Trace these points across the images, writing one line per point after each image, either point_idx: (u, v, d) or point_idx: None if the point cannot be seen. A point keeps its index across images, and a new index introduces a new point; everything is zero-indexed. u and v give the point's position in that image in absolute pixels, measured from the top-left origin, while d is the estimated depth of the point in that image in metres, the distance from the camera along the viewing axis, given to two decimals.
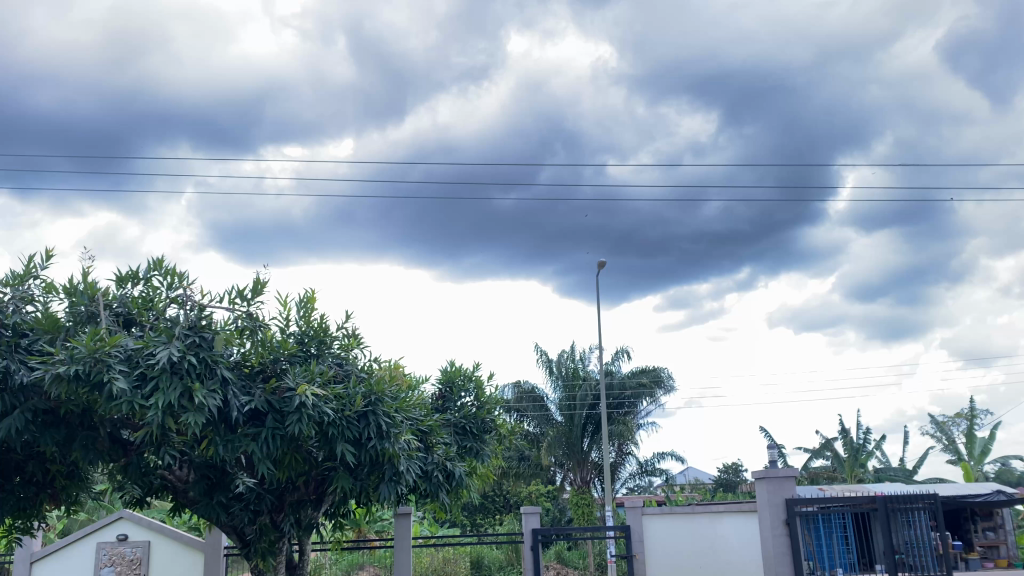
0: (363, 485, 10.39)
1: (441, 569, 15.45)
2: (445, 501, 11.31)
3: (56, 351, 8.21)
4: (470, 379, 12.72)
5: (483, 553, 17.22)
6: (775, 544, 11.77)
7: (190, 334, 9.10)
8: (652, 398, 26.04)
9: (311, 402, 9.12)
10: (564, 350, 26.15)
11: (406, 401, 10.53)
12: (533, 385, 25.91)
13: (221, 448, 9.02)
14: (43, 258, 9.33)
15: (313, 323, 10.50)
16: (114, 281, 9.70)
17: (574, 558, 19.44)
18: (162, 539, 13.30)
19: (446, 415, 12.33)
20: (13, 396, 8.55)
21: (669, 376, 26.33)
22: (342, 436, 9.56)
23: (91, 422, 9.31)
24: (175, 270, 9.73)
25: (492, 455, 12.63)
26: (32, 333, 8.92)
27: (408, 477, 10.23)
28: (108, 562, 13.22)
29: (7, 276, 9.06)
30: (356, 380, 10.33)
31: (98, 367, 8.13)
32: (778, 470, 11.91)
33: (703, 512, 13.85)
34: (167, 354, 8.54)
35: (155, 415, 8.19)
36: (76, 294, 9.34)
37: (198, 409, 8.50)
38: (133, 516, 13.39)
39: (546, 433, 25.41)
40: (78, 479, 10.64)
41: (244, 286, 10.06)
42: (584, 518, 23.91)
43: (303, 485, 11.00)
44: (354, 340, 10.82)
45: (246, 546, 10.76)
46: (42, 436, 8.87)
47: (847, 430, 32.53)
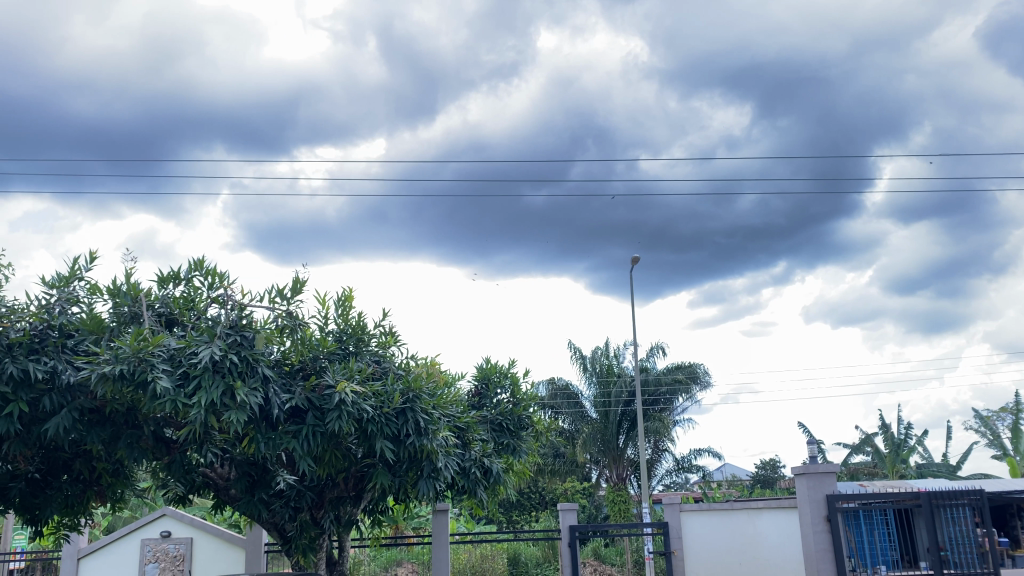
0: (402, 481, 10.45)
1: (478, 566, 15.49)
2: (483, 498, 11.33)
3: (101, 352, 8.36)
4: (506, 376, 12.71)
5: (520, 550, 17.29)
6: (817, 540, 11.45)
7: (231, 333, 9.21)
8: (688, 394, 25.85)
9: (350, 399, 9.22)
10: (599, 347, 26.09)
11: (444, 398, 10.56)
12: (567, 382, 25.87)
13: (263, 445, 9.13)
14: (88, 260, 9.48)
15: (351, 321, 10.59)
16: (156, 282, 9.84)
17: (612, 555, 19.43)
18: (203, 535, 13.49)
19: (483, 412, 12.35)
20: (60, 395, 8.73)
21: (705, 372, 26.12)
22: (382, 433, 9.61)
23: (135, 420, 9.45)
24: (215, 270, 9.85)
25: (529, 452, 12.60)
26: (78, 333, 9.09)
27: (446, 474, 10.28)
28: (152, 558, 13.46)
29: (53, 277, 9.24)
30: (394, 377, 10.38)
31: (141, 366, 8.27)
32: (818, 465, 11.68)
33: (742, 509, 13.66)
34: (209, 353, 8.65)
35: (198, 413, 8.31)
36: (119, 294, 9.48)
37: (240, 407, 8.59)
38: (176, 514, 13.62)
39: (581, 430, 25.33)
40: (123, 477, 10.82)
41: (283, 285, 10.16)
42: (620, 515, 23.76)
43: (343, 482, 11.07)
44: (391, 338, 10.89)
45: (286, 543, 10.87)
46: (88, 434, 9.06)
47: (887, 426, 32.04)
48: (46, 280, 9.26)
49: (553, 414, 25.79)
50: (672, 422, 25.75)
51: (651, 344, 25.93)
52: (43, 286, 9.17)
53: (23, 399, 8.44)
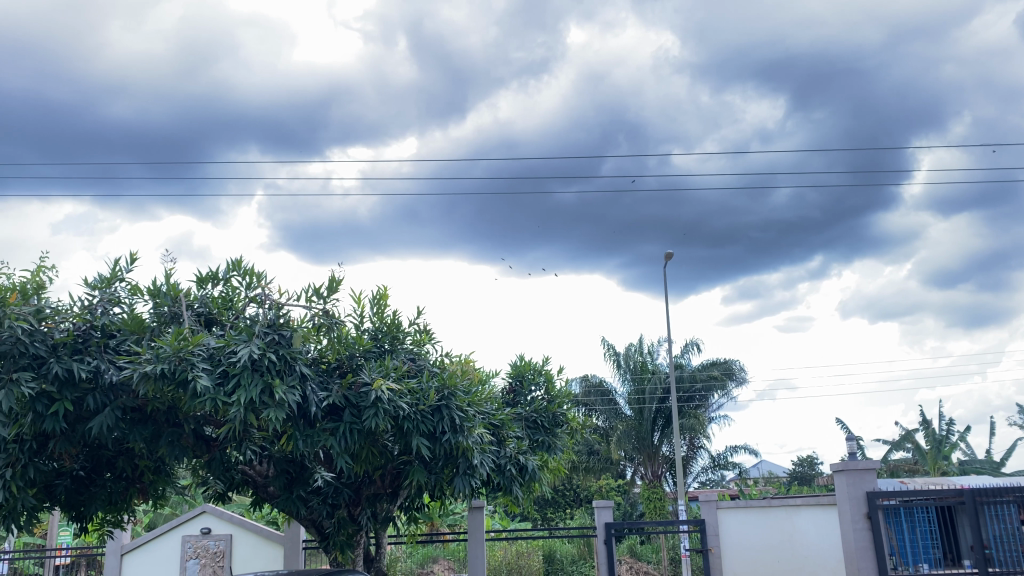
0: (438, 478, 10.49)
1: (515, 563, 15.53)
2: (519, 495, 11.34)
3: (143, 351, 8.49)
4: (540, 372, 12.72)
5: (556, 547, 17.32)
6: (856, 538, 11.23)
7: (270, 332, 9.31)
8: (723, 390, 25.66)
9: (386, 397, 9.27)
10: (633, 344, 26.02)
11: (479, 395, 10.58)
12: (601, 379, 25.84)
13: (301, 442, 9.22)
14: (129, 261, 9.63)
15: (386, 319, 10.65)
16: (195, 282, 9.97)
17: (648, 552, 19.50)
18: (243, 532, 13.68)
19: (517, 409, 12.35)
20: (103, 395, 8.88)
21: (741, 368, 25.88)
22: (418, 430, 9.65)
23: (175, 418, 9.60)
24: (253, 270, 9.95)
25: (565, 449, 12.59)
26: (120, 333, 9.23)
27: (482, 470, 10.29)
28: (192, 554, 13.65)
29: (95, 278, 9.40)
30: (429, 375, 10.41)
31: (182, 366, 8.38)
32: (857, 462, 11.47)
33: (780, 506, 13.48)
34: (248, 352, 8.75)
35: (238, 411, 8.41)
36: (159, 295, 9.62)
37: (279, 405, 8.68)
38: (216, 510, 13.82)
39: (615, 427, 25.24)
40: (164, 474, 11.01)
41: (319, 284, 10.23)
42: (656, 512, 23.43)
43: (379, 479, 11.14)
44: (425, 335, 10.93)
45: (325, 540, 10.99)
46: (131, 432, 9.23)
47: (928, 422, 31.55)
48: (89, 282, 9.42)
49: (587, 411, 25.75)
50: (709, 419, 25.62)
51: (686, 341, 25.76)
52: (86, 287, 9.34)
53: (68, 398, 8.62)
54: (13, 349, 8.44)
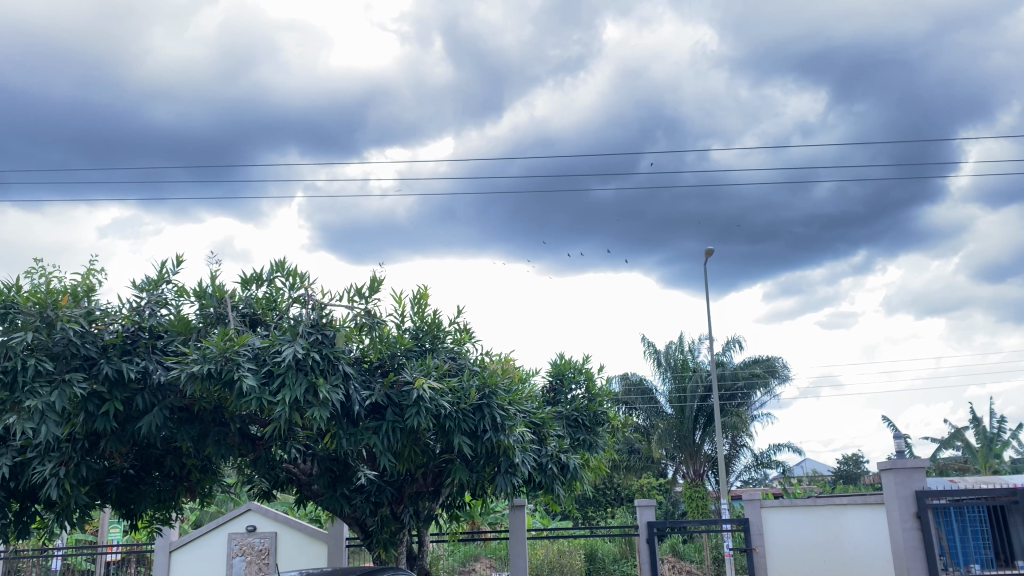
0: (479, 477, 10.51)
1: (556, 561, 15.49)
2: (560, 493, 11.31)
3: (190, 351, 8.63)
4: (581, 371, 12.66)
5: (597, 546, 17.25)
6: (906, 538, 11.00)
7: (313, 332, 9.42)
8: (766, 388, 25.34)
9: (428, 395, 9.30)
10: (673, 341, 25.84)
11: (520, 394, 10.59)
12: (641, 377, 25.75)
13: (345, 441, 9.30)
14: (176, 264, 9.78)
15: (426, 319, 10.69)
16: (239, 283, 10.10)
17: (691, 552, 19.38)
18: (288, 530, 13.85)
19: (558, 408, 12.30)
20: (151, 395, 9.05)
21: (784, 366, 25.55)
22: (459, 429, 9.67)
23: (222, 417, 9.74)
24: (296, 270, 10.05)
25: (606, 447, 12.53)
26: (167, 334, 9.40)
27: (524, 469, 10.28)
28: (238, 552, 13.84)
29: (143, 281, 9.56)
30: (470, 373, 10.43)
31: (228, 366, 8.50)
32: (906, 461, 11.20)
33: (827, 504, 13.23)
34: (293, 352, 8.85)
35: (283, 410, 8.50)
36: (205, 296, 9.75)
37: (323, 404, 8.76)
38: (260, 508, 14.01)
39: (656, 426, 25.10)
40: (211, 472, 11.20)
41: (361, 284, 10.30)
42: (698, 511, 23.18)
43: (421, 477, 11.18)
44: (466, 334, 10.96)
45: (368, 537, 11.08)
46: (178, 431, 9.40)
47: (979, 419, 30.80)
48: (136, 284, 9.59)
49: (627, 409, 25.63)
50: (751, 418, 25.35)
51: (728, 338, 25.52)
52: (134, 290, 9.50)
53: (118, 398, 8.80)
54: (65, 350, 8.64)
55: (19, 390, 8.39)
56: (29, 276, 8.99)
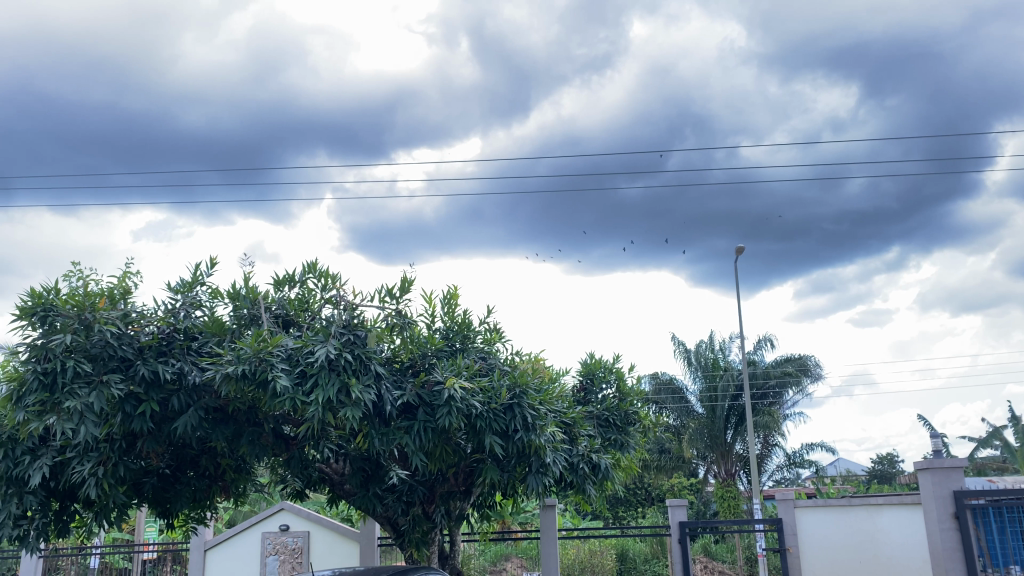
0: (511, 476, 10.49)
1: (587, 561, 15.46)
2: (592, 493, 11.26)
3: (225, 352, 8.74)
4: (611, 371, 12.59)
5: (628, 546, 17.21)
6: (943, 539, 10.84)
7: (345, 333, 9.49)
8: (799, 387, 25.08)
9: (459, 395, 9.31)
10: (703, 341, 25.73)
11: (550, 393, 10.58)
12: (672, 376, 25.64)
13: (377, 440, 9.35)
14: (209, 266, 9.88)
15: (456, 319, 10.72)
16: (272, 284, 10.20)
17: (723, 552, 19.18)
18: (320, 529, 13.96)
19: (588, 408, 12.26)
20: (187, 395, 9.16)
21: (816, 364, 25.27)
22: (490, 428, 9.67)
23: (255, 417, 9.84)
24: (328, 271, 10.12)
25: (637, 447, 12.46)
26: (202, 335, 9.50)
27: (555, 469, 10.25)
28: (272, 551, 13.96)
29: (178, 283, 9.68)
30: (501, 373, 10.43)
31: (262, 366, 8.58)
32: (942, 460, 11.06)
33: (861, 504, 13.11)
34: (325, 352, 8.93)
35: (316, 410, 8.56)
36: (239, 297, 9.85)
37: (355, 404, 8.81)
38: (293, 508, 14.14)
39: (687, 425, 25.00)
40: (245, 472, 11.32)
41: (392, 285, 10.34)
42: (730, 511, 22.97)
43: (452, 477, 11.20)
44: (496, 334, 10.96)
45: (400, 537, 11.10)
46: (213, 431, 9.52)
47: (1017, 418, 30.19)
48: (171, 286, 9.71)
49: (658, 409, 25.53)
50: (783, 416, 25.18)
51: (759, 337, 25.30)
52: (169, 292, 9.62)
53: (155, 399, 8.92)
54: (103, 351, 8.80)
55: (59, 391, 8.55)
56: (67, 280, 9.14)
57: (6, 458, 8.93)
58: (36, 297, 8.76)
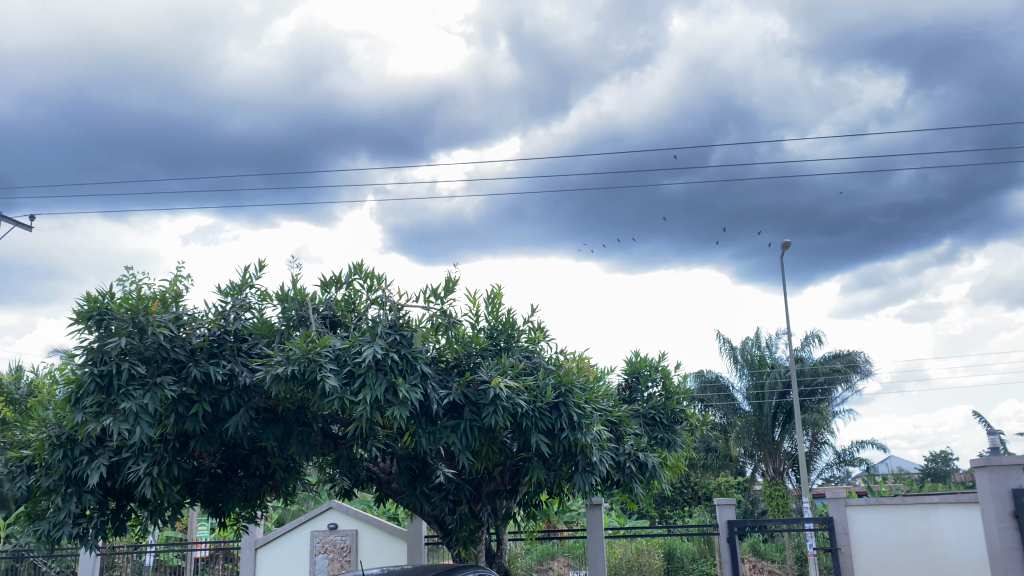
0: (557, 475, 10.45)
1: (635, 560, 15.36)
2: (639, 492, 11.18)
3: (274, 353, 8.88)
4: (657, 369, 12.49)
5: (675, 545, 17.10)
6: (1002, 538, 10.56)
7: (391, 333, 9.58)
8: (848, 383, 24.65)
9: (505, 394, 9.32)
10: (749, 337, 25.43)
11: (595, 392, 10.53)
12: (717, 375, 25.47)
13: (424, 439, 9.40)
14: (258, 268, 10.02)
15: (501, 318, 10.73)
16: (319, 286, 10.33)
17: (772, 551, 18.98)
18: (368, 527, 14.09)
19: (634, 406, 12.19)
20: (238, 396, 9.31)
21: (866, 360, 24.79)
22: (536, 427, 9.67)
23: (305, 417, 9.97)
24: (374, 272, 10.21)
25: (684, 446, 12.35)
26: (252, 337, 9.65)
27: (602, 468, 10.19)
28: (321, 549, 14.16)
29: (228, 286, 9.84)
30: (545, 372, 10.42)
31: (311, 366, 8.70)
32: (1001, 458, 10.73)
33: (916, 504, 12.72)
34: (373, 352, 9.00)
35: (364, 410, 8.65)
36: (287, 299, 9.99)
37: (402, 403, 8.87)
38: (341, 507, 14.30)
39: (734, 424, 24.81)
40: (294, 472, 11.48)
41: (436, 285, 10.40)
42: (779, 510, 22.60)
43: (499, 476, 11.22)
44: (540, 333, 10.95)
45: (447, 535, 11.12)
46: (264, 431, 9.67)
47: None
48: (222, 289, 9.88)
49: (704, 408, 25.42)
50: (832, 414, 24.71)
51: (807, 334, 24.90)
52: (219, 295, 9.79)
53: (207, 399, 9.08)
54: (157, 353, 9.02)
55: (115, 393, 8.76)
56: (121, 284, 9.36)
57: (65, 459, 9.17)
58: (92, 302, 8.97)
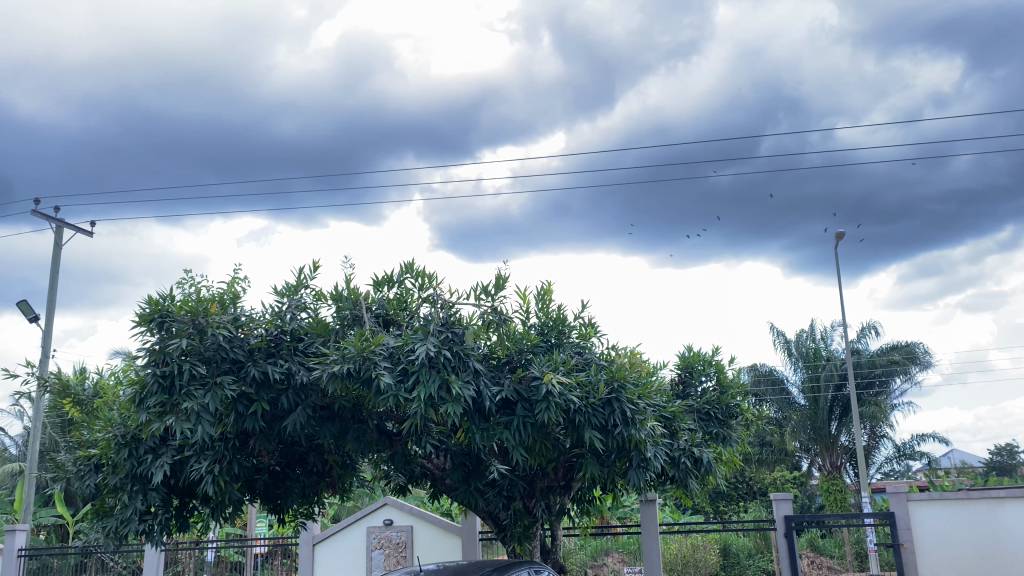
0: (611, 471, 10.40)
1: (691, 555, 15.26)
2: (694, 488, 11.09)
3: (330, 352, 9.02)
4: (711, 363, 12.34)
5: (731, 540, 17.03)
6: None
7: (444, 330, 9.66)
8: (906, 375, 24.11)
9: (557, 390, 9.33)
10: (804, 330, 25.01)
11: (649, 387, 10.46)
12: (772, 368, 25.12)
13: (477, 436, 9.48)
14: (313, 269, 10.18)
15: (551, 314, 10.73)
16: (371, 285, 10.45)
17: (830, 547, 18.70)
18: (423, 523, 14.21)
19: (688, 401, 12.11)
20: (295, 394, 9.47)
21: (926, 352, 24.22)
22: (590, 423, 9.66)
23: (360, 415, 10.10)
24: (425, 271, 10.30)
25: (740, 441, 12.19)
26: (308, 336, 9.80)
27: (657, 463, 10.12)
28: (378, 545, 14.34)
29: (284, 286, 10.02)
30: (597, 368, 10.38)
31: (366, 364, 8.83)
32: None
33: (982, 498, 12.41)
34: (425, 350, 9.08)
35: (419, 407, 8.74)
36: (341, 299, 10.13)
37: (456, 399, 8.94)
38: (397, 503, 14.47)
39: (789, 418, 24.48)
40: (350, 469, 11.62)
41: (487, 282, 10.44)
42: (837, 505, 22.22)
43: (553, 472, 11.25)
44: (591, 329, 10.90)
45: (502, 531, 11.15)
46: (321, 428, 9.83)
47: None
48: (278, 290, 10.06)
49: (758, 402, 25.16)
50: (890, 407, 24.16)
51: (863, 325, 24.42)
52: (275, 295, 9.98)
53: (265, 398, 9.25)
54: (217, 354, 9.23)
55: (177, 393, 9.00)
56: (181, 286, 9.60)
57: (130, 458, 9.44)
58: (153, 304, 9.21)
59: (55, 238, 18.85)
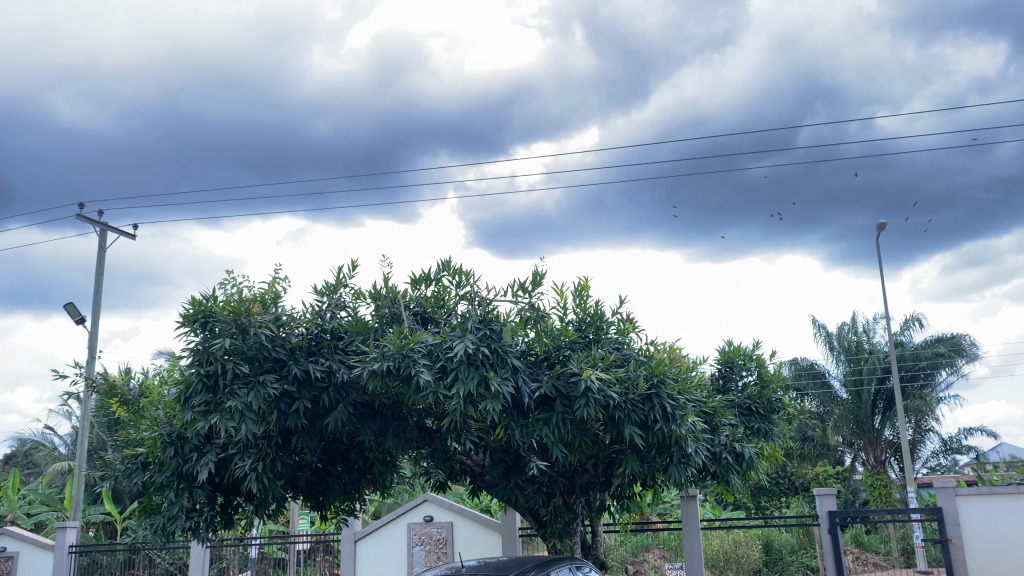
0: (651, 467, 10.35)
1: (732, 551, 15.15)
2: (735, 484, 10.99)
3: (370, 350, 9.09)
4: (751, 358, 12.21)
5: (773, 536, 16.90)
6: None
7: (482, 327, 9.70)
8: (952, 367, 23.62)
9: (596, 386, 9.30)
10: (845, 323, 24.68)
11: (689, 382, 10.37)
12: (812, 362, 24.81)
13: (516, 432, 9.51)
14: (352, 268, 10.27)
15: (589, 310, 10.69)
16: (409, 283, 10.52)
17: (875, 543, 18.37)
18: (462, 520, 14.26)
19: (729, 396, 12.00)
20: (336, 392, 9.56)
21: (972, 344, 23.72)
22: (629, 418, 9.62)
23: (400, 412, 10.16)
24: (462, 269, 10.34)
25: (782, 436, 12.04)
26: (348, 335, 9.90)
27: (697, 459, 10.04)
28: (418, 541, 14.45)
29: (323, 286, 10.12)
30: (636, 363, 10.32)
31: (405, 362, 8.89)
32: None
33: None
34: (464, 347, 9.11)
35: (458, 403, 8.77)
36: (380, 298, 10.21)
37: (495, 396, 8.95)
38: (437, 499, 14.55)
39: (830, 412, 24.16)
40: (391, 465, 11.71)
41: (524, 279, 10.45)
42: (881, 500, 21.83)
43: (592, 468, 11.23)
44: (630, 324, 10.86)
45: (543, 527, 11.16)
46: (361, 425, 9.92)
47: None
48: (318, 289, 10.17)
49: (799, 396, 24.84)
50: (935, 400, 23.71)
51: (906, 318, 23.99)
52: (315, 295, 10.09)
53: (307, 396, 9.36)
54: (259, 353, 9.35)
55: (221, 392, 9.15)
56: (223, 286, 9.75)
57: (176, 456, 9.61)
58: (197, 305, 9.37)
59: (99, 241, 19.26)
